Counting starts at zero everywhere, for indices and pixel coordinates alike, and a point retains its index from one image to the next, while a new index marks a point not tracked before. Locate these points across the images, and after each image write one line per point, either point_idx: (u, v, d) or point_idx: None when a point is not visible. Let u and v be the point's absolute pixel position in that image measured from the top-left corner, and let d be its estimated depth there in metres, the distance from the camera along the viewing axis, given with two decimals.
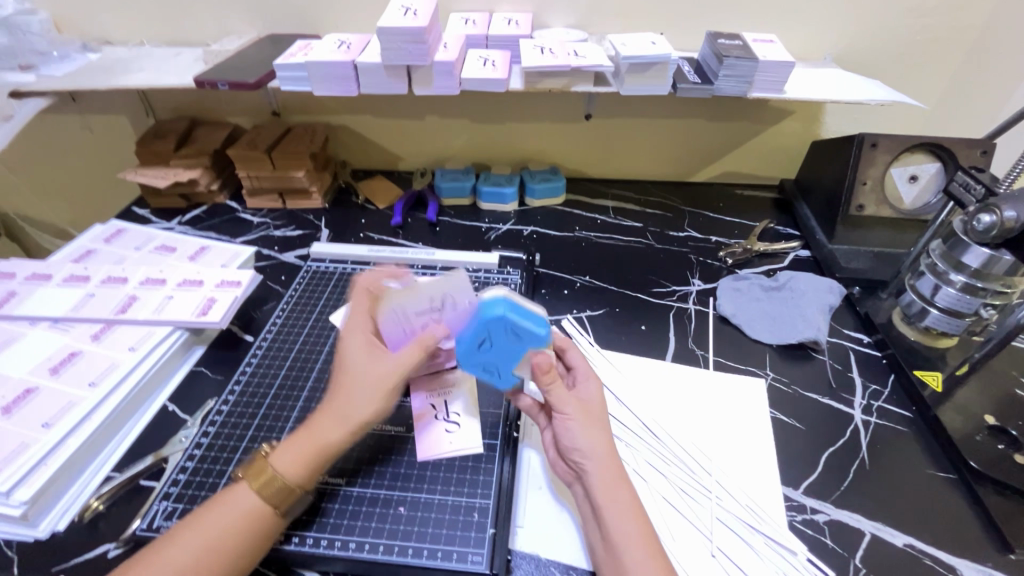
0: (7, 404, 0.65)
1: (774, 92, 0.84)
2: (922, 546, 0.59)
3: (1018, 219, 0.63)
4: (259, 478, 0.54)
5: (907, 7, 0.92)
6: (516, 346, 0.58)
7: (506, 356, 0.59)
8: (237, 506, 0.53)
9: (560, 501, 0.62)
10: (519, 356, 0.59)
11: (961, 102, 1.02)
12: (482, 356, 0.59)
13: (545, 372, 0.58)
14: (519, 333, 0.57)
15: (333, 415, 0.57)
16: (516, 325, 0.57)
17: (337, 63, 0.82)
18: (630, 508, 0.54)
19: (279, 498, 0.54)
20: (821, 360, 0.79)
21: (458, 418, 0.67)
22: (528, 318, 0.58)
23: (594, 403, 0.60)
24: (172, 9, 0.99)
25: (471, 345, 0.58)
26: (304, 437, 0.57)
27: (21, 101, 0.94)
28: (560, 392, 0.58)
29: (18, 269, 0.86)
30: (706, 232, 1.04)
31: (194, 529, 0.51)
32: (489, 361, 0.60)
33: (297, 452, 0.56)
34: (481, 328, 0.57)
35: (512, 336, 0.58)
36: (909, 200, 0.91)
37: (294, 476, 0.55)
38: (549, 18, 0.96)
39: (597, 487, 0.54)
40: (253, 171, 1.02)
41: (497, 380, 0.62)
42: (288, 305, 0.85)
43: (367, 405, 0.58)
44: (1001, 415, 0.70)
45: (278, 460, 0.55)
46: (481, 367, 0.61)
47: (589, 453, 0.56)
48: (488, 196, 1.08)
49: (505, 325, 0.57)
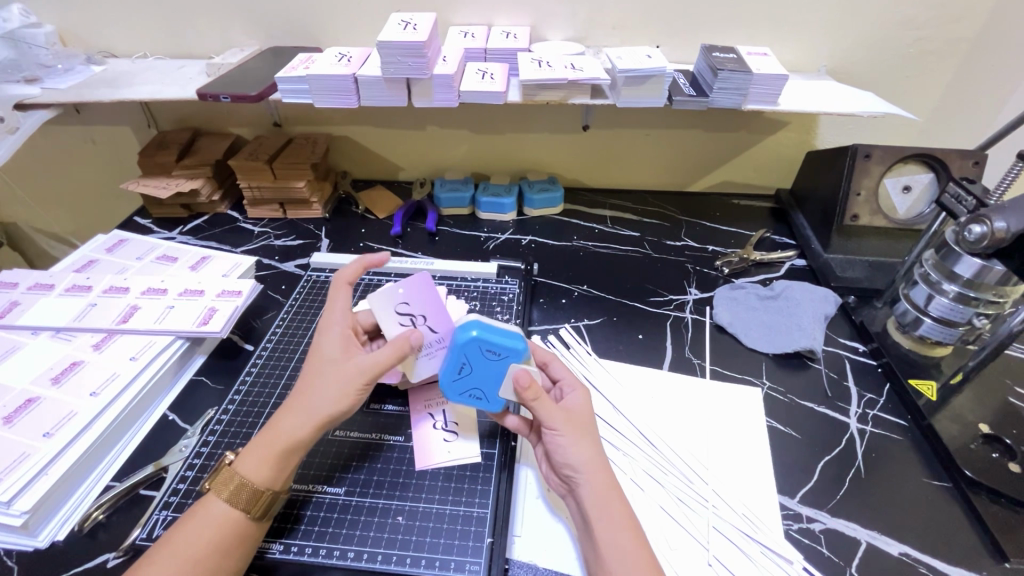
0: (8, 414, 0.65)
1: (769, 104, 0.86)
2: (918, 554, 0.59)
3: (1009, 230, 0.64)
4: (225, 485, 0.54)
5: (899, 20, 0.93)
6: (496, 364, 0.60)
7: (489, 378, 0.60)
8: (209, 515, 0.53)
9: (556, 514, 0.62)
10: (502, 374, 0.60)
11: (953, 113, 1.04)
12: (467, 382, 0.61)
13: (528, 389, 0.57)
14: (495, 351, 0.59)
15: (296, 413, 0.57)
16: (490, 343, 0.59)
17: (338, 76, 0.83)
18: (622, 517, 0.54)
19: (248, 503, 0.54)
20: (816, 369, 0.80)
21: (457, 427, 0.68)
22: (502, 336, 0.59)
23: (582, 413, 0.60)
24: (176, 22, 1.01)
25: (451, 374, 0.61)
26: (269, 440, 0.57)
27: (26, 113, 0.95)
28: (548, 409, 0.58)
29: (21, 279, 0.87)
30: (703, 242, 1.05)
31: (170, 540, 0.52)
32: (475, 387, 0.61)
33: (261, 455, 0.56)
34: (459, 353, 0.59)
35: (491, 356, 0.59)
36: (903, 210, 0.91)
37: (261, 478, 0.55)
38: (547, 32, 0.98)
39: (589, 499, 0.55)
40: (254, 181, 1.04)
41: (487, 405, 0.62)
42: (288, 315, 0.86)
43: (333, 400, 0.57)
44: (995, 423, 0.71)
45: (244, 464, 0.55)
46: (468, 394, 0.62)
47: (579, 466, 0.56)
48: (486, 206, 1.09)
49: (480, 345, 0.59)
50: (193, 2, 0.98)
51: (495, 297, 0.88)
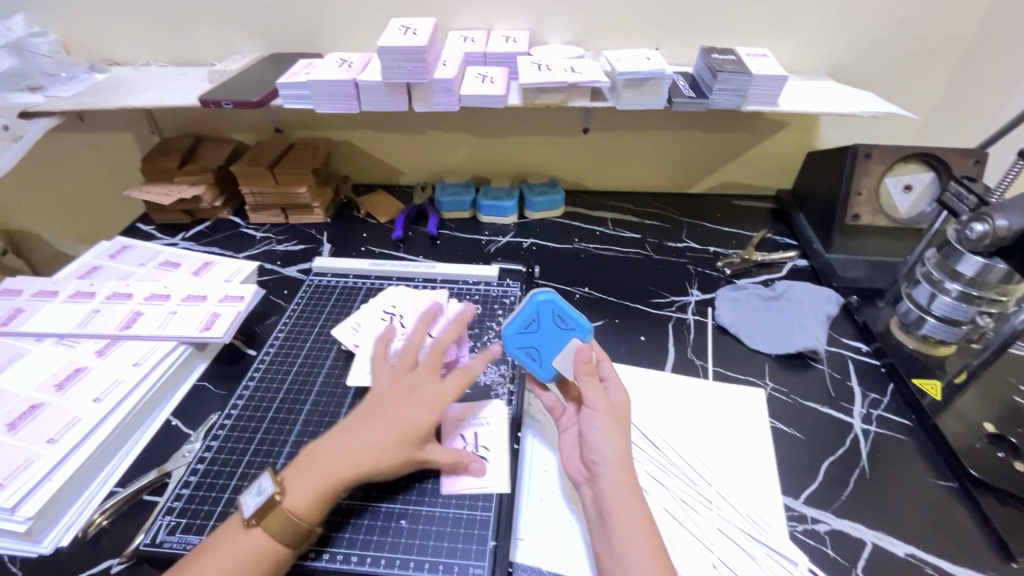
0: (12, 420, 0.66)
1: (768, 105, 0.86)
2: (923, 555, 0.59)
3: (1010, 228, 0.64)
4: (272, 519, 0.54)
5: (898, 20, 0.93)
6: (562, 334, 0.66)
7: (550, 342, 0.66)
8: (247, 540, 0.53)
9: (571, 507, 0.63)
10: (563, 344, 0.66)
11: (953, 112, 1.03)
12: (529, 339, 0.66)
13: (584, 364, 0.62)
14: (565, 321, 0.66)
15: (343, 452, 0.58)
16: (563, 312, 0.66)
17: (338, 82, 0.84)
18: (640, 515, 0.54)
19: (287, 537, 0.54)
20: (820, 369, 0.80)
21: (487, 453, 0.65)
22: (574, 311, 0.66)
23: (622, 407, 0.60)
24: (178, 30, 1.02)
25: (519, 326, 0.66)
26: (313, 475, 0.56)
27: (30, 121, 0.95)
28: (594, 390, 0.60)
29: (25, 286, 0.87)
30: (704, 243, 1.05)
31: (208, 557, 0.52)
32: (533, 346, 0.66)
33: (311, 493, 0.55)
34: (532, 311, 0.66)
35: (559, 324, 0.66)
36: (905, 208, 0.92)
37: (302, 513, 0.54)
38: (546, 35, 0.98)
39: (609, 490, 0.55)
40: (256, 187, 1.04)
41: (537, 369, 0.66)
42: (290, 319, 0.86)
43: (381, 448, 0.58)
44: (1000, 423, 0.70)
45: (294, 501, 0.55)
46: (525, 351, 0.66)
47: (608, 456, 0.57)
48: (488, 209, 1.09)
49: (553, 310, 0.66)
50: (194, 9, 0.99)
51: (497, 300, 0.88)
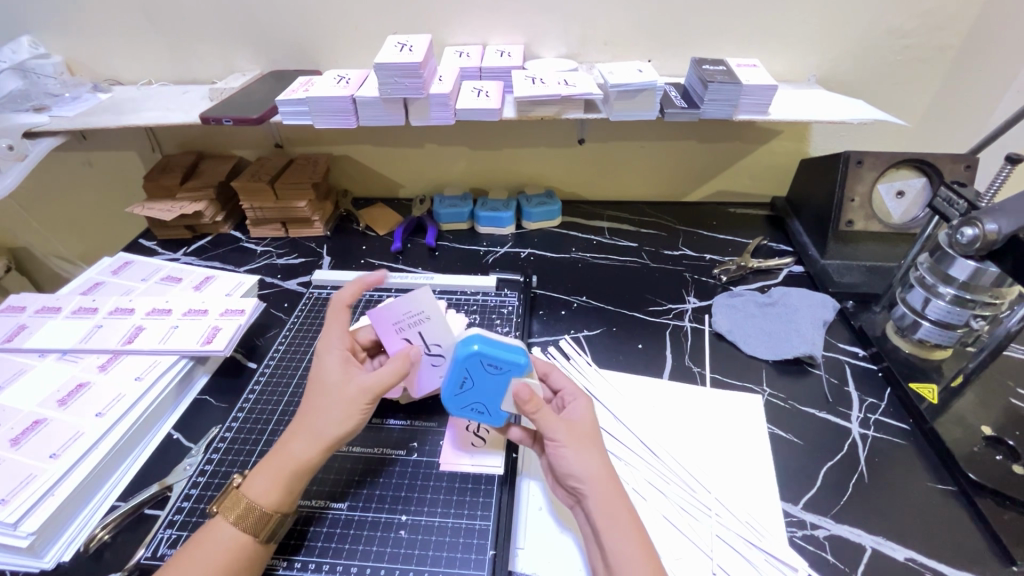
0: (15, 436, 0.66)
1: (760, 114, 0.87)
2: (924, 559, 0.59)
3: (1000, 232, 0.64)
4: (234, 507, 0.55)
5: (886, 29, 0.95)
6: (496, 380, 0.59)
7: (490, 393, 0.60)
8: (219, 539, 0.53)
9: (563, 525, 0.62)
10: (503, 389, 0.59)
11: (944, 118, 1.05)
12: (467, 396, 0.60)
13: (529, 403, 0.57)
14: (496, 366, 0.58)
15: (303, 435, 0.58)
16: (491, 358, 0.58)
17: (337, 98, 0.85)
18: (629, 523, 0.54)
19: (256, 525, 0.54)
20: (817, 375, 0.80)
21: (487, 433, 0.69)
22: (502, 351, 0.59)
23: (586, 424, 0.60)
24: (180, 50, 1.04)
25: (453, 388, 0.60)
26: (276, 463, 0.57)
27: (34, 141, 0.97)
28: (549, 419, 0.58)
29: (29, 302, 0.88)
30: (701, 251, 1.06)
31: (187, 562, 0.51)
32: (475, 401, 0.61)
33: (270, 480, 0.56)
34: (460, 367, 0.59)
35: (491, 370, 0.59)
36: (898, 214, 0.93)
37: (268, 501, 0.55)
38: (540, 50, 1.00)
39: (594, 508, 0.55)
40: (255, 202, 1.05)
41: (488, 418, 0.62)
42: (290, 333, 0.87)
43: (340, 420, 0.58)
44: (999, 426, 0.70)
45: (252, 487, 0.55)
46: (469, 408, 0.61)
47: (584, 477, 0.56)
48: (486, 220, 1.10)
49: (481, 359, 0.58)
50: (196, 29, 1.01)
51: (495, 309, 0.89)
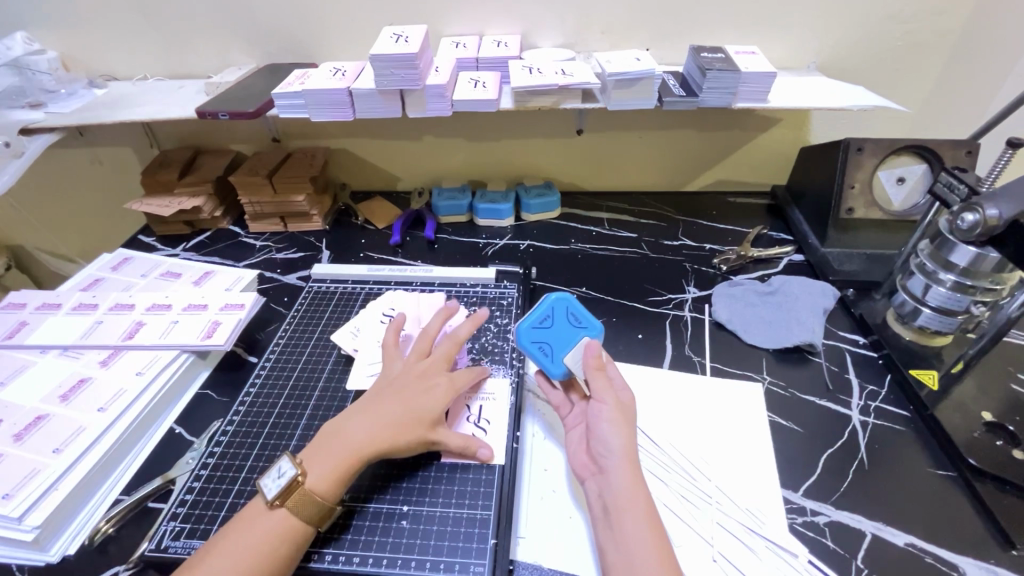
0: (18, 431, 0.67)
1: (759, 102, 0.87)
2: (923, 544, 0.59)
3: (1001, 217, 0.63)
4: (292, 495, 0.55)
5: (885, 15, 0.94)
6: (573, 331, 0.68)
7: (562, 338, 0.67)
8: (270, 525, 0.54)
9: (576, 504, 0.63)
10: (575, 341, 0.67)
11: (943, 104, 1.04)
12: (541, 334, 0.68)
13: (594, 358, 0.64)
14: (577, 320, 0.69)
15: (366, 432, 0.60)
16: (576, 311, 0.69)
17: (333, 90, 0.85)
18: (644, 510, 0.54)
19: (314, 515, 0.56)
20: (817, 363, 0.80)
21: (488, 425, 0.69)
22: (587, 312, 0.70)
23: (630, 406, 0.61)
24: (175, 45, 1.03)
25: (534, 320, 0.68)
26: (337, 454, 0.59)
27: (31, 137, 0.97)
28: (603, 384, 0.61)
29: (29, 299, 0.89)
30: (701, 241, 1.06)
31: (233, 546, 0.52)
32: (545, 342, 0.67)
33: (330, 469, 0.57)
34: (548, 307, 0.69)
35: (572, 321, 0.68)
36: (899, 201, 0.92)
37: (329, 491, 0.57)
38: (537, 39, 0.99)
39: (617, 485, 0.55)
40: (254, 196, 1.05)
41: (549, 365, 0.67)
42: (290, 326, 0.87)
43: (408, 428, 0.61)
44: (999, 412, 0.70)
45: (312, 477, 0.57)
46: (537, 347, 0.67)
47: (615, 451, 0.57)
48: (484, 213, 1.10)
49: (568, 309, 0.69)
50: (191, 23, 1.00)
51: (495, 301, 0.89)
